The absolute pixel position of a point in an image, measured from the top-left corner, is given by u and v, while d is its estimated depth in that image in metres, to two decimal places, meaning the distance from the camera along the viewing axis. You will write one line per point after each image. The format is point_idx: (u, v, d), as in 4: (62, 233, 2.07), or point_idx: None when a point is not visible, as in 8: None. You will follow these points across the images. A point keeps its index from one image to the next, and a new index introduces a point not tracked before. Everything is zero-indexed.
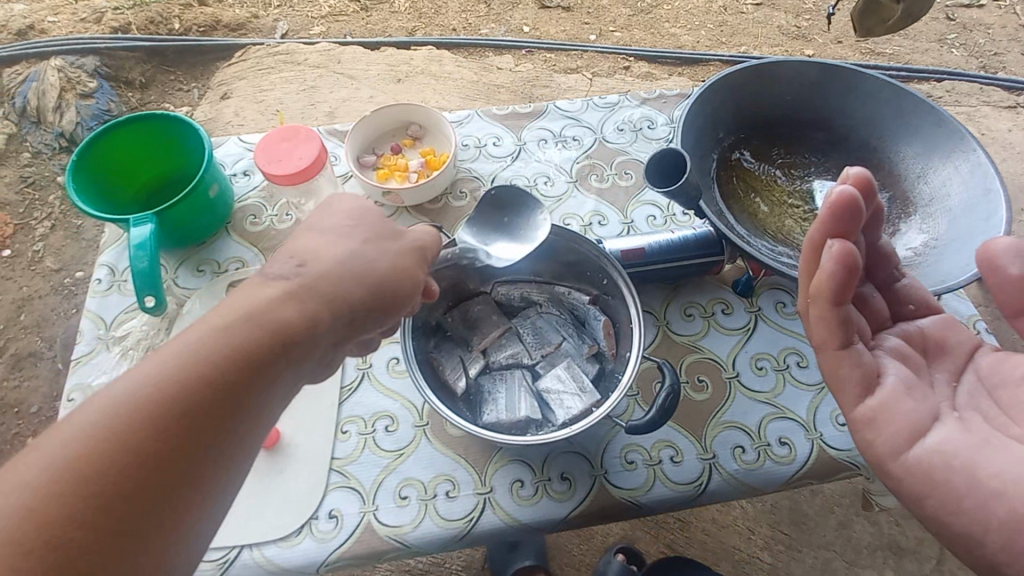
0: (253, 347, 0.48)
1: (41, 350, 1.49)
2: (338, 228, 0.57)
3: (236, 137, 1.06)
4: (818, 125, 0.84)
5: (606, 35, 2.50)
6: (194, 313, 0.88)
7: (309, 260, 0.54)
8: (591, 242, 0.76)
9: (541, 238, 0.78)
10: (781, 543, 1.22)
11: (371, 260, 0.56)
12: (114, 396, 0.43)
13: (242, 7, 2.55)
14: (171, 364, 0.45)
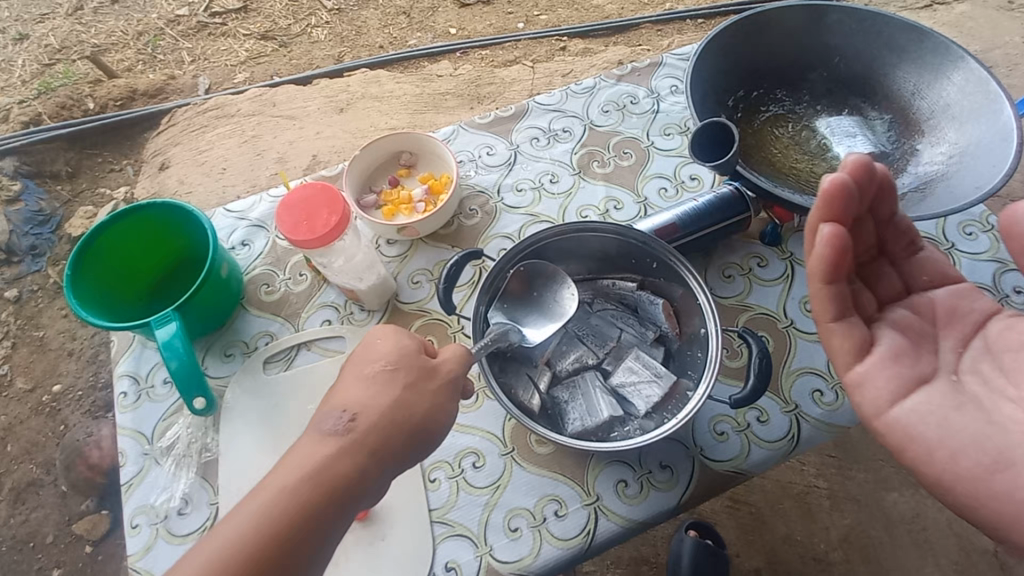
0: (310, 506, 0.52)
1: (40, 477, 1.45)
2: (381, 373, 0.58)
3: (222, 208, 1.00)
4: (806, 66, 0.86)
5: (533, 21, 2.49)
6: (236, 401, 0.84)
7: (359, 411, 0.56)
8: (637, 231, 0.77)
9: (600, 238, 0.80)
10: (831, 466, 1.30)
11: (412, 404, 0.57)
12: (248, 503, 0.52)
13: (155, 70, 2.41)
14: (245, 526, 0.51)
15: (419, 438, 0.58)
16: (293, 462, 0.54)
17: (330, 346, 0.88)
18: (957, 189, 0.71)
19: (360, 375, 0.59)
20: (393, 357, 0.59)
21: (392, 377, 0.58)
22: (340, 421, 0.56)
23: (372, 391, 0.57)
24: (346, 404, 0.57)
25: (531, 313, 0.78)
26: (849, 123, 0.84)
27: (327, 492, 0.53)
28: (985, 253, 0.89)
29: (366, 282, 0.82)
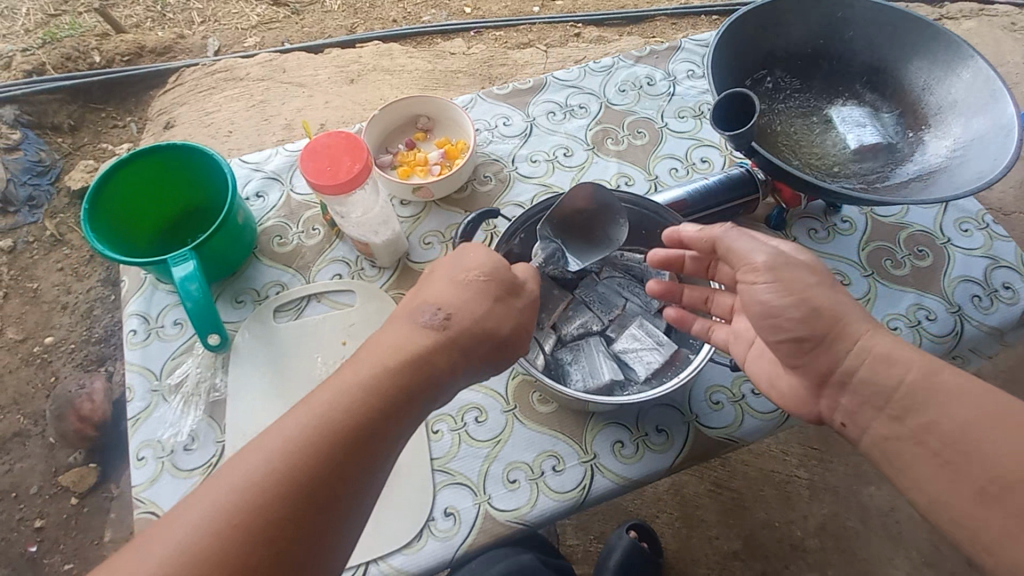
0: (402, 388, 0.54)
1: (29, 427, 1.45)
2: (475, 282, 0.61)
3: (237, 159, 1.01)
4: (822, 54, 0.89)
5: (549, 6, 2.49)
6: (246, 345, 0.85)
7: (454, 313, 0.58)
8: (653, 202, 0.79)
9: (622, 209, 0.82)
10: (813, 457, 1.35)
11: (458, 332, 0.58)
12: (302, 411, 0.51)
13: (164, 29, 2.38)
14: (296, 429, 0.49)
15: (501, 351, 0.61)
16: (385, 349, 0.56)
17: (339, 298, 0.90)
18: (959, 179, 0.72)
19: (453, 280, 0.61)
20: (488, 269, 0.62)
21: (484, 288, 0.61)
22: (434, 318, 0.58)
23: (464, 298, 0.59)
24: (440, 304, 0.59)
25: (583, 246, 0.81)
26: (860, 114, 0.86)
27: (416, 379, 0.54)
28: (979, 250, 0.92)
29: (380, 236, 0.83)
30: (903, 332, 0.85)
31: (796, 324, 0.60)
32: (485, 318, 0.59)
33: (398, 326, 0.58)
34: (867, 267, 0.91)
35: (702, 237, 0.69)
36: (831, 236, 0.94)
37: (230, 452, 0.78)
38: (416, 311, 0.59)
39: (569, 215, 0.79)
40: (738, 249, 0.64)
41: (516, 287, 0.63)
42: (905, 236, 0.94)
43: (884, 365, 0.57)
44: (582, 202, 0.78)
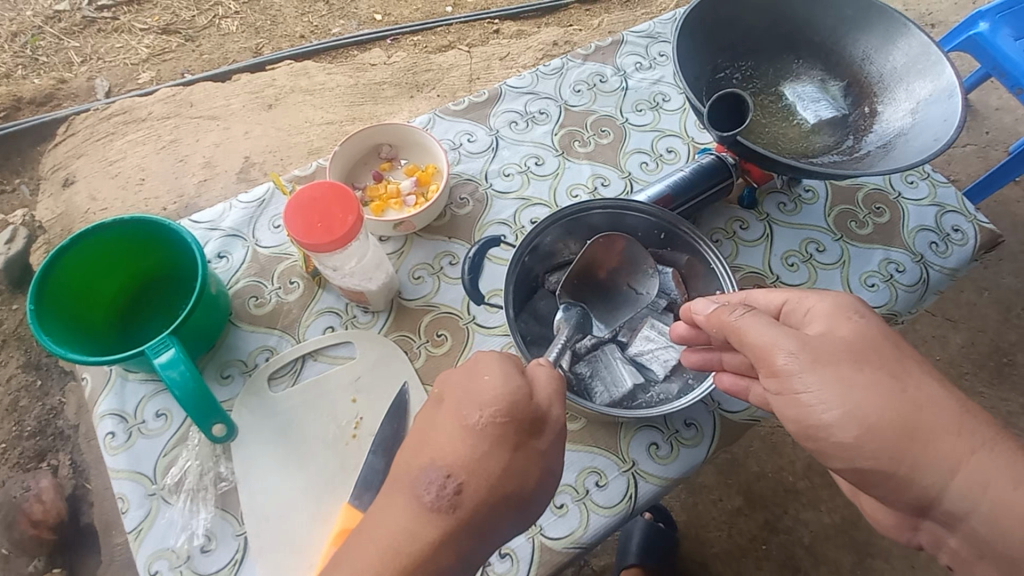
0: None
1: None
2: (488, 431, 0.56)
3: (189, 219, 0.92)
4: (770, 35, 0.92)
5: (461, 4, 2.44)
6: (245, 424, 0.78)
7: (467, 479, 0.55)
8: (663, 208, 0.81)
9: (640, 218, 0.83)
10: None
11: (478, 486, 0.54)
12: None
13: (38, 75, 2.11)
14: None
15: (521, 503, 0.57)
16: (395, 536, 0.53)
17: (339, 352, 0.84)
18: (917, 144, 0.78)
19: (463, 428, 0.57)
20: (505, 409, 0.57)
21: (500, 435, 0.56)
22: (446, 490, 0.54)
23: (477, 456, 0.55)
24: (450, 469, 0.55)
25: (605, 307, 0.84)
26: (811, 90, 0.90)
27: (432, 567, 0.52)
28: (925, 200, 1.00)
29: (376, 282, 0.79)
30: (879, 288, 0.92)
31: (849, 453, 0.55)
32: (502, 461, 0.56)
33: (404, 502, 0.55)
34: (836, 232, 0.97)
35: (712, 323, 0.65)
36: (798, 207, 0.99)
37: (255, 543, 0.71)
38: (431, 465, 0.56)
39: (594, 273, 0.83)
40: (757, 345, 0.60)
41: (540, 409, 0.60)
42: (862, 196, 1.00)
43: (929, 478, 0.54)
44: (611, 262, 0.83)
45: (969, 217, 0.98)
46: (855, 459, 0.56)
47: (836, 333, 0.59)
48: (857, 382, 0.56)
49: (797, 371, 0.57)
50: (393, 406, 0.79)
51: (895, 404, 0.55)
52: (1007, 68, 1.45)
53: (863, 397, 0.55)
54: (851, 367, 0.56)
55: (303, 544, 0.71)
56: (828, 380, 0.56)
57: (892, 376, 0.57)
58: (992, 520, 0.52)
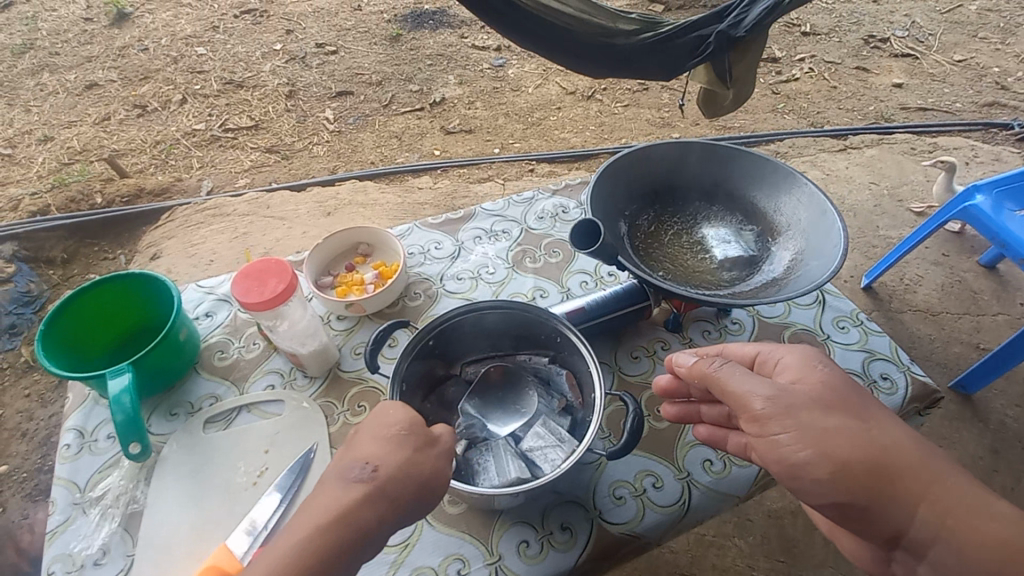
0: (336, 546, 0.55)
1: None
2: (395, 435, 0.63)
3: (194, 284, 1.13)
4: (694, 186, 1.05)
5: (507, 147, 2.86)
6: (173, 455, 0.89)
7: (381, 464, 0.60)
8: (539, 307, 0.89)
9: (496, 313, 0.91)
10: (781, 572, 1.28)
11: (403, 468, 0.60)
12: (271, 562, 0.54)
13: (164, 173, 2.67)
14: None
15: (430, 491, 0.62)
16: (323, 505, 0.57)
17: (269, 408, 0.95)
18: (800, 284, 0.84)
19: (378, 434, 0.63)
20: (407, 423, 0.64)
21: (404, 440, 0.62)
22: (362, 472, 0.59)
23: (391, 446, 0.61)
24: (367, 458, 0.60)
25: (499, 414, 0.92)
26: (725, 233, 1.01)
27: (351, 533, 0.56)
28: (855, 344, 1.02)
29: (307, 346, 0.94)
30: None
31: (830, 488, 0.56)
32: (415, 454, 0.62)
33: (329, 488, 0.59)
34: None
35: (693, 373, 0.65)
36: (722, 335, 1.05)
37: (139, 566, 0.78)
38: (353, 456, 0.62)
39: (491, 385, 0.94)
40: (737, 393, 0.61)
41: (436, 432, 0.66)
42: (789, 334, 1.04)
43: (895, 497, 0.55)
44: (496, 376, 0.94)
45: (900, 367, 0.99)
46: (836, 496, 0.56)
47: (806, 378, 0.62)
48: (828, 427, 0.57)
49: (775, 415, 0.58)
50: (295, 466, 0.86)
51: (859, 443, 0.56)
52: (1009, 239, 1.45)
53: (835, 441, 0.56)
54: (822, 411, 0.58)
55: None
56: (801, 425, 0.57)
57: (842, 409, 0.59)
58: (958, 548, 0.54)
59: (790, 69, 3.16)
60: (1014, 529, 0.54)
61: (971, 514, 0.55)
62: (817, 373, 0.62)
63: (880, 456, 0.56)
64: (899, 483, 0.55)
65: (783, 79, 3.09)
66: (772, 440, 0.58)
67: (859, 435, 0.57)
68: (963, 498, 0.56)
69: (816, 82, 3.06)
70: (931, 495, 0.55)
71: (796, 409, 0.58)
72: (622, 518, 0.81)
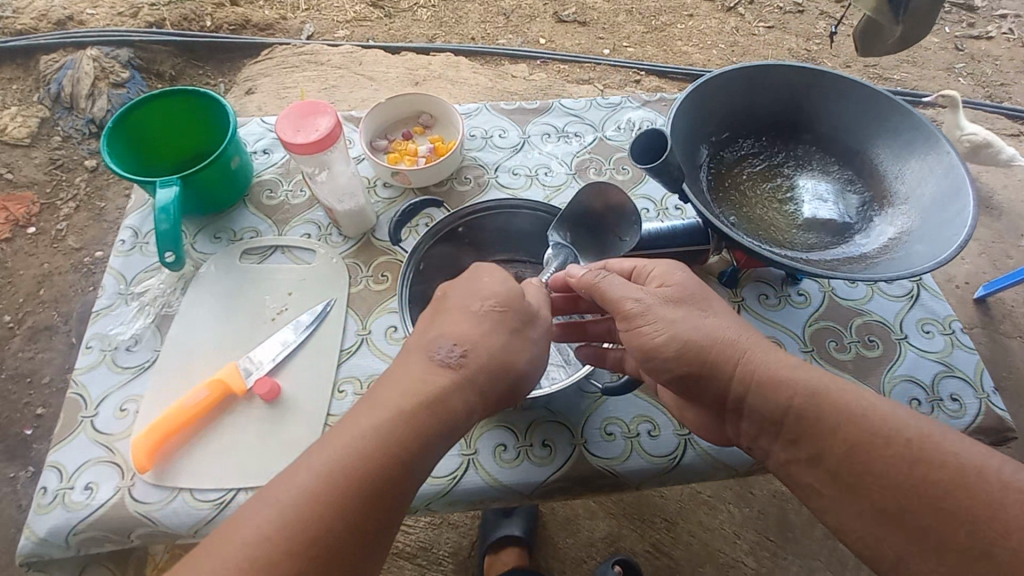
0: (423, 422, 0.55)
1: (57, 324, 1.61)
2: (487, 313, 0.63)
3: (259, 119, 1.14)
4: (808, 126, 0.88)
5: (619, 50, 2.56)
6: (210, 273, 0.95)
7: (470, 348, 0.60)
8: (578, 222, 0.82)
9: (530, 217, 0.86)
10: (766, 549, 1.25)
11: (493, 348, 0.61)
12: (368, 423, 0.53)
13: (271, 9, 2.64)
14: (351, 434, 0.52)
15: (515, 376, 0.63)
16: (415, 376, 0.58)
17: (302, 255, 0.98)
18: (890, 267, 0.71)
19: (469, 309, 0.63)
20: (504, 300, 0.63)
21: (499, 319, 0.63)
22: (452, 354, 0.59)
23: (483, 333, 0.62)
24: (458, 338, 0.60)
25: (588, 248, 0.83)
26: (824, 188, 0.85)
27: (438, 414, 0.56)
28: (935, 353, 0.87)
29: (343, 205, 0.93)
30: None
31: (674, 364, 0.57)
32: (504, 338, 0.62)
33: (419, 360, 0.59)
34: (809, 344, 0.89)
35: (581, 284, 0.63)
36: (782, 305, 0.93)
37: (160, 361, 0.86)
38: (444, 335, 0.61)
39: (586, 216, 0.83)
40: (609, 298, 0.60)
41: (533, 311, 0.66)
42: (858, 323, 0.91)
43: (720, 360, 0.56)
44: (597, 208, 0.82)
45: (978, 392, 0.84)
46: (677, 368, 0.58)
47: (672, 276, 0.61)
48: (669, 319, 0.58)
49: (641, 313, 0.58)
50: (312, 315, 0.90)
51: (682, 321, 0.58)
52: None
53: (664, 324, 0.57)
54: (663, 302, 0.59)
55: (191, 377, 0.84)
56: (662, 319, 0.58)
57: (687, 300, 0.60)
58: (766, 394, 0.55)
59: (984, 23, 2.51)
60: (804, 373, 0.55)
61: (769, 365, 0.56)
62: (675, 276, 0.62)
63: (697, 329, 0.57)
64: (716, 351, 0.57)
65: (974, 32, 2.48)
66: (634, 332, 0.58)
67: (696, 322, 0.58)
68: (767, 355, 0.57)
69: (1012, 48, 2.43)
70: (737, 353, 0.57)
71: (649, 302, 0.59)
72: (605, 455, 0.79)
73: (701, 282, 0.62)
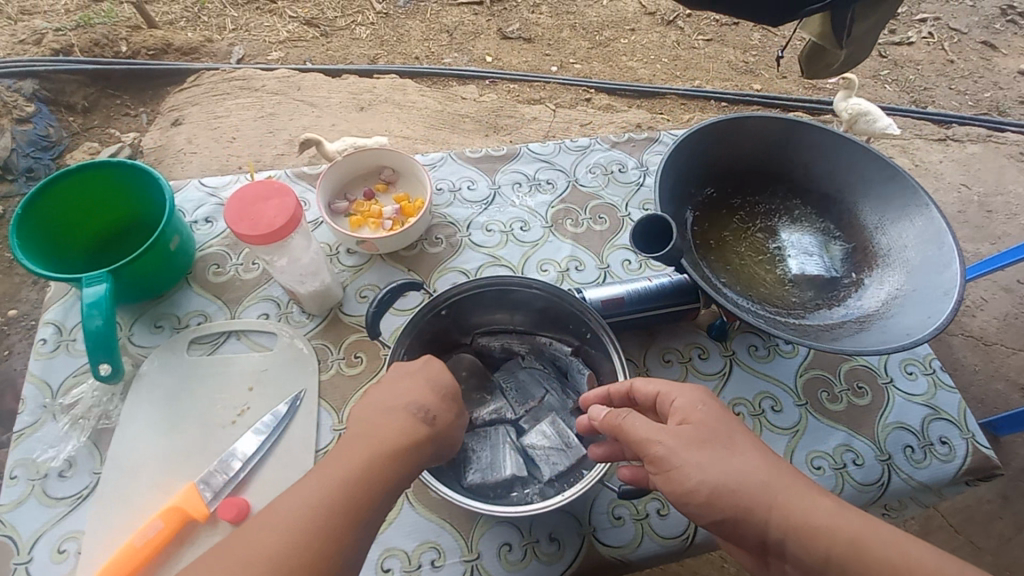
0: (378, 479, 0.52)
1: None
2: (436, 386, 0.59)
3: (196, 181, 1.02)
4: (783, 177, 0.88)
5: (567, 67, 2.49)
6: (151, 373, 0.83)
7: (440, 413, 0.58)
8: (571, 295, 0.76)
9: (525, 293, 0.79)
10: None
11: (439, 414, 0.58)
12: (313, 491, 0.50)
13: (195, 30, 2.40)
14: (295, 503, 0.49)
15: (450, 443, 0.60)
16: (370, 435, 0.54)
17: (260, 340, 0.87)
18: (888, 333, 0.70)
19: (423, 380, 0.59)
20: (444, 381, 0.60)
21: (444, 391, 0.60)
22: (424, 415, 0.56)
23: (447, 397, 0.60)
24: (421, 404, 0.57)
25: None
26: (808, 241, 0.84)
27: (392, 473, 0.53)
28: (920, 396, 0.89)
29: (307, 286, 0.84)
30: (825, 473, 0.82)
31: (707, 511, 0.50)
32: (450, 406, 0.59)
33: (379, 421, 0.55)
34: (802, 396, 0.88)
35: (605, 424, 0.58)
36: (771, 355, 0.92)
37: (101, 485, 0.74)
38: (396, 399, 0.57)
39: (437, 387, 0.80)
40: (634, 439, 0.55)
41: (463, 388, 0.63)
42: (846, 369, 0.91)
43: (754, 505, 0.48)
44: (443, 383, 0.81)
45: (964, 432, 0.86)
46: (713, 513, 0.49)
47: (693, 408, 0.54)
48: (692, 455, 0.51)
49: (668, 458, 0.52)
50: (278, 413, 0.79)
51: (711, 463, 0.50)
52: None
53: (692, 470, 0.50)
54: (687, 442, 0.52)
55: (139, 505, 0.73)
56: (690, 462, 0.51)
57: (714, 435, 0.52)
58: (807, 544, 0.46)
59: (904, 29, 2.57)
60: (843, 512, 0.47)
61: (809, 509, 0.47)
62: (698, 409, 0.55)
63: (729, 471, 0.49)
64: (751, 498, 0.48)
65: (894, 39, 2.53)
66: (665, 479, 0.52)
67: (723, 463, 0.50)
68: (803, 493, 0.49)
69: (932, 51, 2.48)
70: (767, 494, 0.48)
71: (673, 445, 0.52)
72: (617, 543, 0.74)
73: (724, 412, 0.55)
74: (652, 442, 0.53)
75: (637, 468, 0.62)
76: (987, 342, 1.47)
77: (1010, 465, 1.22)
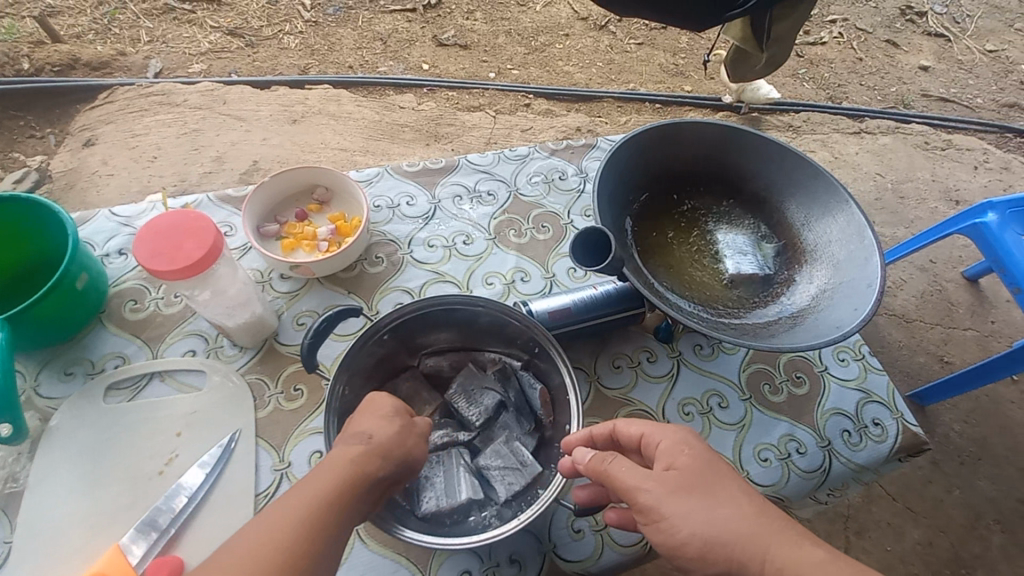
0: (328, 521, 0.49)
1: None
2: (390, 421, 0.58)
3: (107, 211, 0.94)
4: (715, 180, 0.91)
5: (505, 73, 2.48)
6: (66, 427, 0.75)
7: (389, 450, 0.56)
8: (516, 310, 0.75)
9: (470, 311, 0.77)
10: None
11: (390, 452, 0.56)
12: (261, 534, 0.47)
13: (105, 42, 2.23)
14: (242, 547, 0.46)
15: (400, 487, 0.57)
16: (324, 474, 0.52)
17: (188, 379, 0.81)
18: (821, 327, 0.73)
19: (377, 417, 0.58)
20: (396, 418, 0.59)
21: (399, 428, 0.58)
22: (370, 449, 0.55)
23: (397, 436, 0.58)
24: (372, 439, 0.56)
25: None
26: (743, 241, 0.87)
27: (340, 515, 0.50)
28: (853, 381, 0.94)
29: (235, 319, 0.79)
30: (772, 465, 0.85)
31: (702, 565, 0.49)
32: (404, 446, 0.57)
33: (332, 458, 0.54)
34: (746, 391, 0.91)
35: (588, 470, 0.57)
36: (715, 353, 0.94)
37: (13, 556, 0.67)
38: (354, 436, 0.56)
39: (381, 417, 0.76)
40: (620, 487, 0.54)
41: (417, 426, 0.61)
42: (784, 361, 0.95)
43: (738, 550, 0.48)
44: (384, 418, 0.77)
45: (894, 413, 0.92)
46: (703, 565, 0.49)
47: (679, 455, 0.54)
48: (682, 505, 0.51)
49: (655, 507, 0.52)
50: (212, 456, 0.74)
51: (696, 513, 0.50)
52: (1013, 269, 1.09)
53: (679, 520, 0.50)
54: (674, 490, 0.52)
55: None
56: (684, 514, 0.50)
57: (708, 488, 0.52)
58: None
59: (818, 29, 2.74)
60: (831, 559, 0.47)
61: (796, 558, 0.47)
62: (684, 454, 0.54)
63: (716, 522, 0.49)
64: (742, 549, 0.48)
65: (810, 39, 2.68)
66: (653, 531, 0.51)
67: (704, 510, 0.50)
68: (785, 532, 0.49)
69: (843, 50, 2.65)
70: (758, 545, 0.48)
71: (659, 492, 0.52)
72: (576, 556, 0.74)
73: (711, 456, 0.55)
74: (640, 491, 0.52)
75: (623, 511, 0.61)
76: (910, 320, 1.58)
77: (937, 434, 1.30)
